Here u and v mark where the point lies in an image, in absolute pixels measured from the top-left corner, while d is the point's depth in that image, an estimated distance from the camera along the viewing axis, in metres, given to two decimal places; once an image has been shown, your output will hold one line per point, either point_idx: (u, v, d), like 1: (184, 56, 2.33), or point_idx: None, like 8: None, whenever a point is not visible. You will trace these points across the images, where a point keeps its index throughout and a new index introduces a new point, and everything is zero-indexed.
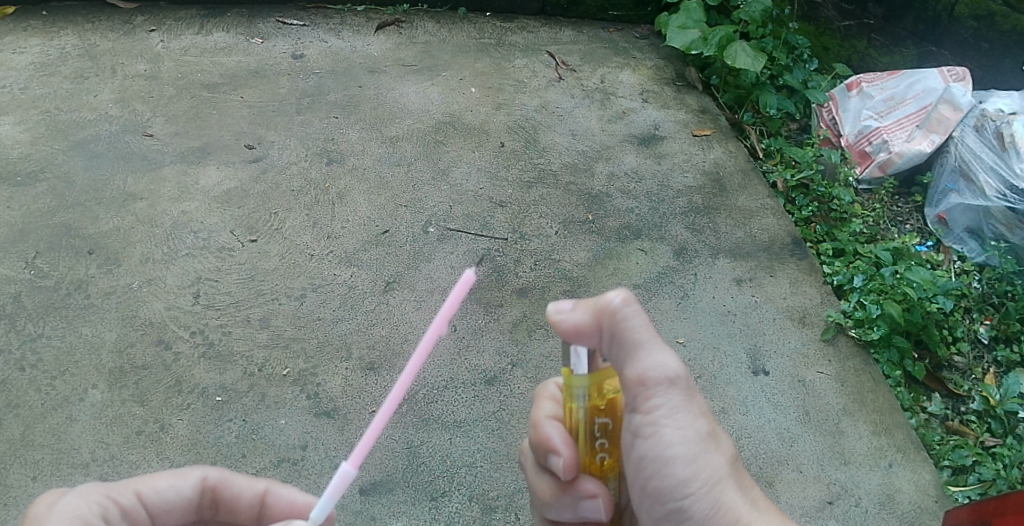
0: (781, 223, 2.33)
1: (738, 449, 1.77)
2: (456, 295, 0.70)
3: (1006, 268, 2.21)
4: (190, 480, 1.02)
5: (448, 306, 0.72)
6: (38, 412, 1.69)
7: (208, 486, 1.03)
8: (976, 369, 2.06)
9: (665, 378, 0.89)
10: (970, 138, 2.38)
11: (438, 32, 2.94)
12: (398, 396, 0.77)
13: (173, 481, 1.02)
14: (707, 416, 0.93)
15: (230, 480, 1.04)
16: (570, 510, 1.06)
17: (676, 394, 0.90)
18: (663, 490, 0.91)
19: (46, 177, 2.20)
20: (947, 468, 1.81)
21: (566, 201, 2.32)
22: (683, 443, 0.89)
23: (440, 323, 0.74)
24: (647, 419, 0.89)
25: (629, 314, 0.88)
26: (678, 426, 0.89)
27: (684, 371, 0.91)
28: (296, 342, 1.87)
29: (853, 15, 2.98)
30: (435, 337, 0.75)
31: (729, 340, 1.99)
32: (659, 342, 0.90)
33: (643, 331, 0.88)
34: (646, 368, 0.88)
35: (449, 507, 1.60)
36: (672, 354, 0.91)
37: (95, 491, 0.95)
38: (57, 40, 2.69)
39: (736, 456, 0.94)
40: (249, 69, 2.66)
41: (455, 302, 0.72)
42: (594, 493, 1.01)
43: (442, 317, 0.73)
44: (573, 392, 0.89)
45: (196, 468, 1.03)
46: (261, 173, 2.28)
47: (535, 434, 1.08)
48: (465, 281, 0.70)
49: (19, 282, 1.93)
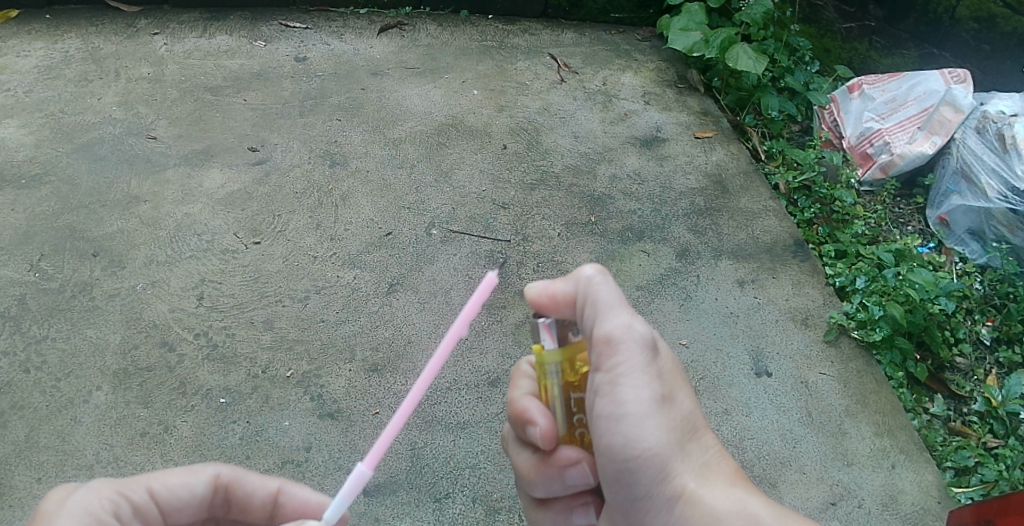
0: (783, 225, 2.34)
1: (741, 450, 1.77)
2: (480, 294, 0.78)
3: (1008, 269, 2.22)
4: (203, 477, 1.02)
5: (472, 307, 0.80)
6: (43, 414, 1.70)
7: (221, 483, 1.04)
8: (977, 371, 2.07)
9: (630, 339, 0.96)
10: (971, 140, 2.39)
11: (440, 35, 2.95)
12: (421, 392, 0.83)
13: (185, 478, 1.02)
14: (665, 381, 0.97)
15: (243, 478, 1.04)
16: (557, 483, 1.08)
17: (637, 356, 0.96)
18: (613, 449, 0.95)
19: (50, 180, 2.21)
20: (950, 469, 1.82)
21: (568, 203, 2.33)
22: (637, 403, 0.94)
23: (465, 323, 0.81)
24: (608, 378, 0.95)
25: (601, 283, 1.00)
26: (634, 387, 0.94)
27: (650, 339, 0.98)
28: (299, 344, 1.87)
29: (854, 17, 2.96)
30: (456, 336, 0.82)
31: (732, 342, 1.99)
32: (626, 311, 0.99)
33: (611, 298, 0.99)
34: (612, 329, 0.96)
35: (453, 508, 1.60)
36: (638, 320, 0.99)
37: (107, 488, 0.95)
38: (61, 43, 2.70)
39: (694, 421, 0.98)
40: (253, 71, 2.67)
41: (481, 300, 0.79)
42: (576, 459, 1.04)
43: (466, 314, 0.80)
44: (546, 368, 0.98)
45: (209, 465, 1.03)
46: (264, 175, 2.29)
47: (511, 410, 1.10)
48: (488, 282, 0.78)
49: (24, 284, 1.94)
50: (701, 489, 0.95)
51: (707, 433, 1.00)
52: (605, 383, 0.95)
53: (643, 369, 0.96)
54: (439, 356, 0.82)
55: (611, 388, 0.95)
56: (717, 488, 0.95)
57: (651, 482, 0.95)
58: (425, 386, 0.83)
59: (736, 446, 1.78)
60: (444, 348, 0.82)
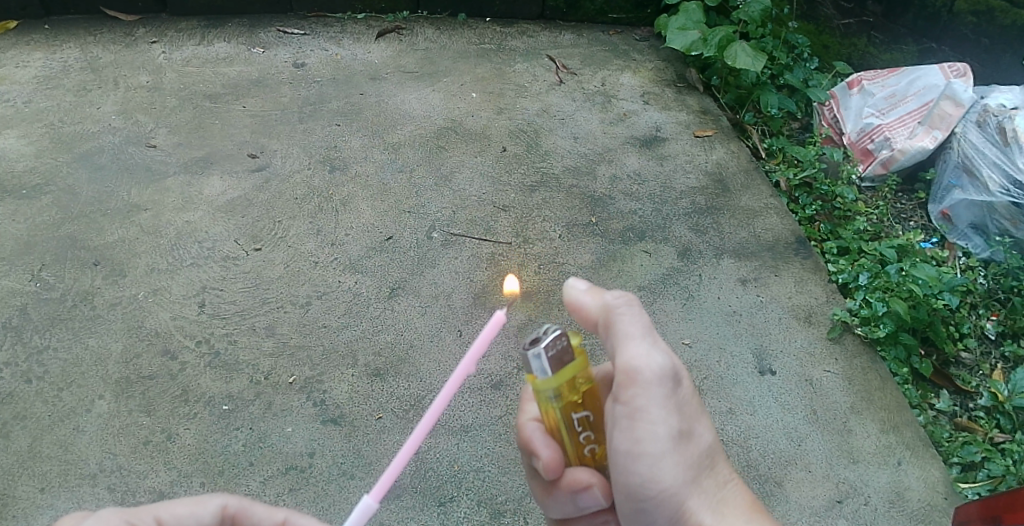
0: (785, 222, 2.33)
1: (746, 449, 1.76)
2: (489, 331, 0.83)
3: (1012, 262, 2.20)
4: (210, 508, 1.01)
5: (476, 352, 0.84)
6: (45, 424, 1.69)
7: (228, 514, 1.02)
8: (983, 365, 2.06)
9: (649, 371, 0.99)
10: (972, 134, 2.37)
11: (438, 39, 2.95)
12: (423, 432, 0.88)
13: (192, 508, 1.01)
14: (683, 415, 1.02)
15: (250, 510, 1.03)
16: (569, 504, 1.11)
17: (657, 391, 1.00)
18: (632, 485, 1.02)
19: (50, 190, 2.21)
20: (956, 465, 1.80)
21: (568, 204, 2.32)
22: (655, 440, 1.00)
23: (469, 366, 0.85)
24: (627, 413, 1.00)
25: (628, 312, 1.03)
26: (653, 423, 0.99)
27: (671, 370, 1.02)
28: (301, 350, 1.87)
29: (853, 13, 2.91)
30: (465, 373, 0.86)
31: (736, 340, 1.98)
32: (649, 341, 1.02)
33: (633, 328, 1.03)
34: (632, 359, 1.00)
35: (458, 511, 1.60)
36: (658, 350, 1.02)
37: (116, 519, 0.94)
38: (59, 53, 2.71)
39: (710, 455, 1.05)
40: (251, 78, 2.67)
41: (489, 339, 0.84)
42: (589, 482, 1.06)
43: (471, 359, 0.84)
44: (545, 395, 0.94)
45: (216, 496, 1.02)
46: (264, 182, 2.29)
47: (518, 435, 1.11)
48: (496, 319, 0.83)
49: (25, 294, 1.94)
50: (716, 524, 1.03)
51: (723, 465, 1.07)
52: (625, 417, 1.00)
53: (662, 404, 1.00)
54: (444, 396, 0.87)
55: (631, 422, 1.00)
56: (732, 523, 1.04)
57: (668, 514, 1.04)
58: (439, 410, 0.88)
59: (741, 446, 1.77)
60: (451, 387, 0.87)
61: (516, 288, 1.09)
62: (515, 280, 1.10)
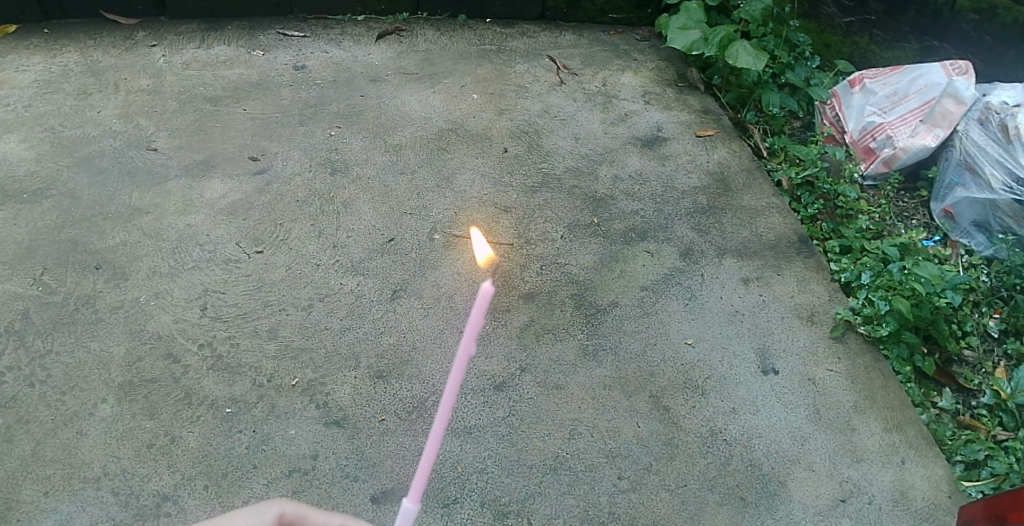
0: (787, 221, 2.32)
1: (749, 449, 1.76)
2: (474, 312, 0.57)
3: (1016, 260, 2.19)
4: (267, 519, 0.90)
5: (467, 339, 0.59)
6: (48, 427, 1.70)
7: (286, 521, 0.92)
8: (986, 363, 2.05)
9: None
10: (974, 132, 2.37)
11: (438, 40, 2.95)
12: (440, 438, 0.65)
13: (249, 520, 0.89)
14: None
15: (308, 515, 0.92)
16: None
17: None
18: None
19: (51, 194, 2.22)
20: (959, 463, 1.79)
21: (571, 205, 2.32)
22: None
23: (464, 360, 0.59)
24: None
25: None
26: None
27: None
28: (303, 352, 1.87)
29: (855, 11, 2.90)
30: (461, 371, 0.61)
31: (739, 340, 1.98)
32: None
33: None
34: None
35: (460, 513, 1.59)
36: None
37: None
38: (59, 57, 2.71)
39: None
40: (252, 81, 2.67)
41: (481, 319, 0.58)
42: None
43: (463, 349, 0.59)
44: None
45: (273, 504, 0.91)
46: (265, 185, 2.29)
47: None
48: (484, 291, 0.57)
49: (28, 298, 1.94)
50: None
51: None
52: None
53: None
54: (447, 395, 0.64)
55: None
56: None
57: None
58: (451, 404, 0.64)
59: (744, 445, 1.76)
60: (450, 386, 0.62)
61: (489, 252, 0.74)
62: (485, 243, 0.75)
